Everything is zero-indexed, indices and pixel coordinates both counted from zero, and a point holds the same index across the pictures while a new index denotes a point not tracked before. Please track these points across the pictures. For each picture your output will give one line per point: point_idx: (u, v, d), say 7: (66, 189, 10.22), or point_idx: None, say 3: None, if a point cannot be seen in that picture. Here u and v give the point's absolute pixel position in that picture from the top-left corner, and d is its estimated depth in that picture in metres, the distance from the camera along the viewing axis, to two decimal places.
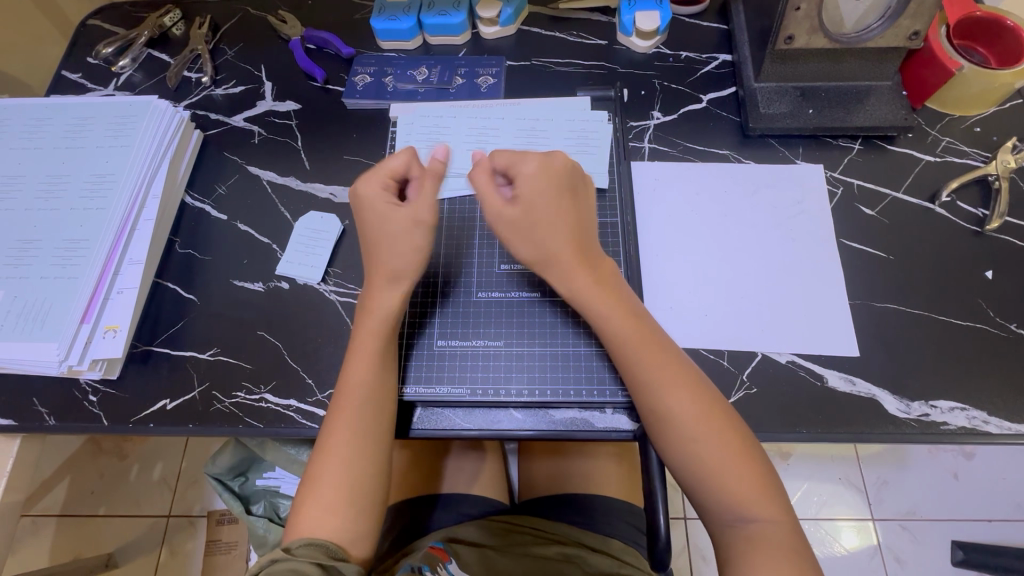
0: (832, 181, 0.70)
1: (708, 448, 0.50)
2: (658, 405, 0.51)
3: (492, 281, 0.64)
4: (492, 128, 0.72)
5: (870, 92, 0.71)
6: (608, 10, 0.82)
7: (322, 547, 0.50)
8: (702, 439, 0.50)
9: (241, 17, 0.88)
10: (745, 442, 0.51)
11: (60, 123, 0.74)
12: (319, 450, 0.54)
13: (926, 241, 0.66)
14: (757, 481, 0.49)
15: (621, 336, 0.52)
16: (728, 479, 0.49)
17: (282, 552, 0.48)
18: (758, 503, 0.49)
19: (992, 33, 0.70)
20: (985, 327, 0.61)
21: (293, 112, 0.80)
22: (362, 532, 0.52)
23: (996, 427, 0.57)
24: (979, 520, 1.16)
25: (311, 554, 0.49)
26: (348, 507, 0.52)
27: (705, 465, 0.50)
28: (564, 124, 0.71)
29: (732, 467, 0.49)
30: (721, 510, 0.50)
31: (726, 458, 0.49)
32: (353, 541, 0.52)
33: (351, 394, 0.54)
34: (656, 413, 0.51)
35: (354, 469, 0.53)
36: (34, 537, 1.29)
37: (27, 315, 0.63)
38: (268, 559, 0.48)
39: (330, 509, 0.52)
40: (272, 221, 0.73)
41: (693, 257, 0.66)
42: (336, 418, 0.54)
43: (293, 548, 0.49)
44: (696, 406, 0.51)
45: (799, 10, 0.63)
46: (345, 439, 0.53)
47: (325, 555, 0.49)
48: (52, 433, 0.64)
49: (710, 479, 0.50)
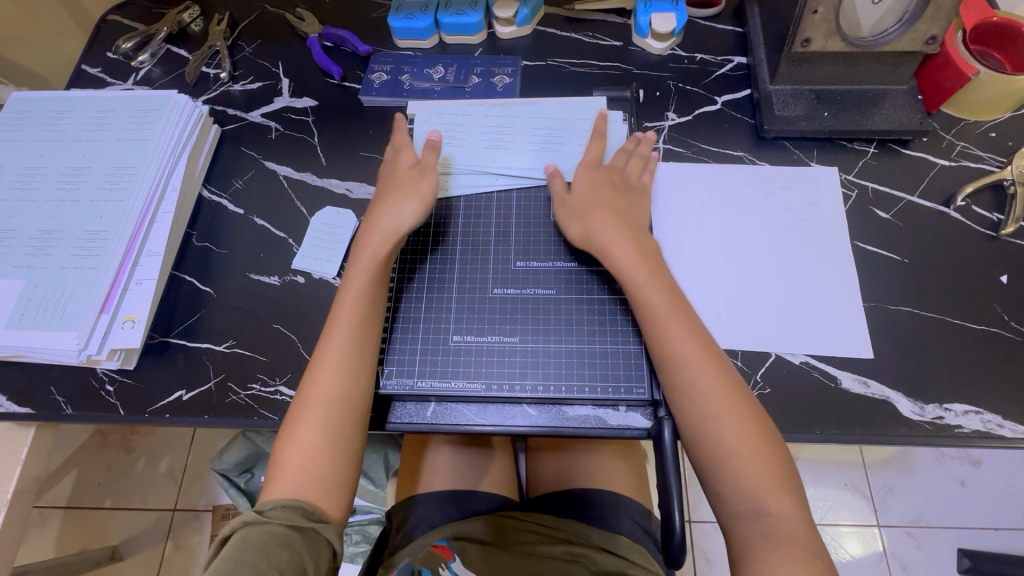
0: (847, 183, 0.70)
1: (729, 411, 0.52)
2: (685, 361, 0.53)
3: (508, 277, 0.64)
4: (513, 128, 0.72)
5: (886, 96, 0.71)
6: (623, 11, 0.83)
7: (297, 509, 0.51)
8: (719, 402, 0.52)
9: (259, 14, 0.89)
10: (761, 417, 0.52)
11: (82, 116, 0.75)
12: (299, 414, 0.54)
13: (940, 245, 0.66)
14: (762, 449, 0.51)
15: (652, 293, 0.56)
16: (750, 456, 0.50)
17: (254, 515, 0.50)
18: (775, 494, 0.49)
19: (1008, 39, 0.70)
20: (999, 331, 0.61)
21: (310, 109, 0.81)
22: (334, 495, 0.53)
23: (1010, 431, 0.57)
24: (987, 528, 1.15)
25: (283, 515, 0.50)
26: (321, 465, 0.53)
27: (723, 426, 0.51)
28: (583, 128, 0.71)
29: (745, 432, 0.51)
30: (737, 499, 0.50)
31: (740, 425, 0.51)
32: (326, 499, 0.52)
33: (330, 354, 0.56)
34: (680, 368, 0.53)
35: (332, 428, 0.54)
36: (41, 527, 1.30)
37: (47, 304, 0.64)
38: (242, 521, 0.49)
39: (299, 471, 0.52)
40: (288, 216, 0.73)
41: (708, 258, 0.66)
42: (310, 383, 0.55)
43: (266, 511, 0.50)
44: (716, 366, 0.53)
45: (816, 13, 0.64)
46: (322, 403, 0.54)
47: (301, 517, 0.50)
48: (68, 422, 0.64)
49: (727, 448, 0.51)
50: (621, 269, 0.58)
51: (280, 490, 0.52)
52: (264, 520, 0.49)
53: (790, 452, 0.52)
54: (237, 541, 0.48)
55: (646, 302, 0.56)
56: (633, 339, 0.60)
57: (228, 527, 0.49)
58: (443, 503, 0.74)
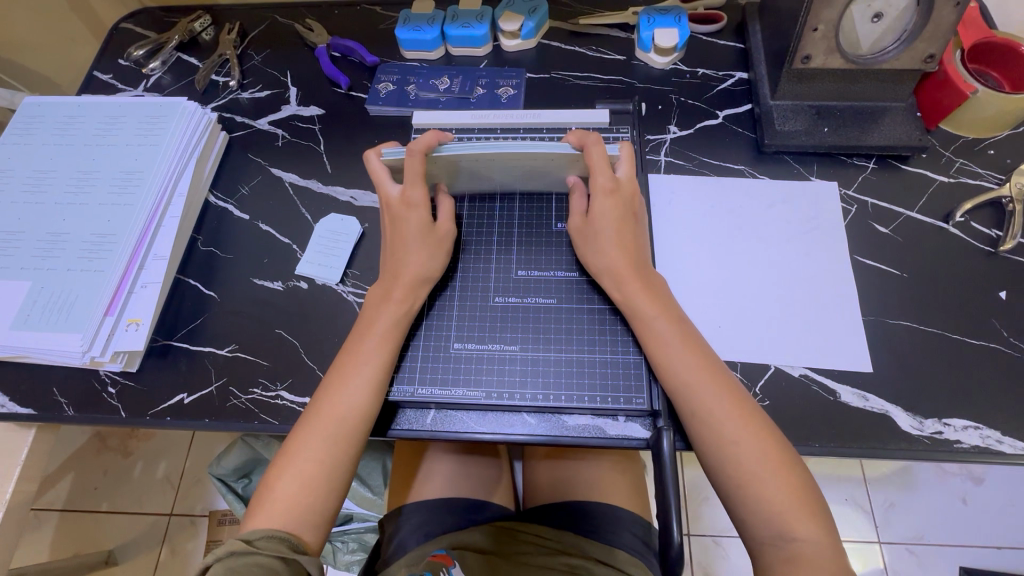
0: (846, 199, 0.71)
1: (750, 461, 0.51)
2: (701, 408, 0.53)
3: (509, 286, 0.65)
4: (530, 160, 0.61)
5: (885, 112, 0.72)
6: (627, 26, 0.84)
7: (285, 541, 0.51)
8: (734, 449, 0.51)
9: (269, 24, 0.91)
10: (787, 457, 0.51)
11: (92, 121, 0.76)
12: (298, 438, 0.54)
13: (939, 260, 0.66)
14: (788, 491, 0.50)
15: (673, 340, 0.55)
16: (772, 490, 0.50)
17: (242, 545, 0.49)
18: (801, 519, 0.49)
19: (1007, 58, 0.71)
20: (997, 346, 0.61)
21: (317, 117, 0.82)
22: (321, 521, 0.53)
23: (1010, 447, 0.57)
24: (988, 546, 1.14)
25: (272, 547, 0.50)
26: (316, 495, 0.53)
27: (743, 475, 0.51)
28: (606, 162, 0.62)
29: (761, 480, 0.50)
30: (761, 526, 0.50)
31: (764, 472, 0.50)
32: (311, 529, 0.52)
33: (345, 380, 0.56)
34: (694, 415, 0.53)
35: (333, 458, 0.54)
36: (38, 530, 1.29)
37: (52, 307, 0.65)
38: (227, 551, 0.48)
39: (293, 502, 0.52)
40: (293, 222, 0.74)
41: (710, 270, 0.67)
42: (319, 411, 0.55)
43: (254, 540, 0.50)
44: (741, 415, 0.52)
45: (816, 30, 0.65)
46: (327, 431, 0.54)
47: (287, 548, 0.51)
48: (70, 423, 0.65)
49: (749, 490, 0.50)
50: (632, 304, 0.57)
51: (267, 515, 0.52)
52: (253, 550, 0.48)
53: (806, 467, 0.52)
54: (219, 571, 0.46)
55: (656, 333, 0.56)
56: (633, 349, 0.61)
57: (211, 556, 0.48)
58: (442, 510, 0.74)
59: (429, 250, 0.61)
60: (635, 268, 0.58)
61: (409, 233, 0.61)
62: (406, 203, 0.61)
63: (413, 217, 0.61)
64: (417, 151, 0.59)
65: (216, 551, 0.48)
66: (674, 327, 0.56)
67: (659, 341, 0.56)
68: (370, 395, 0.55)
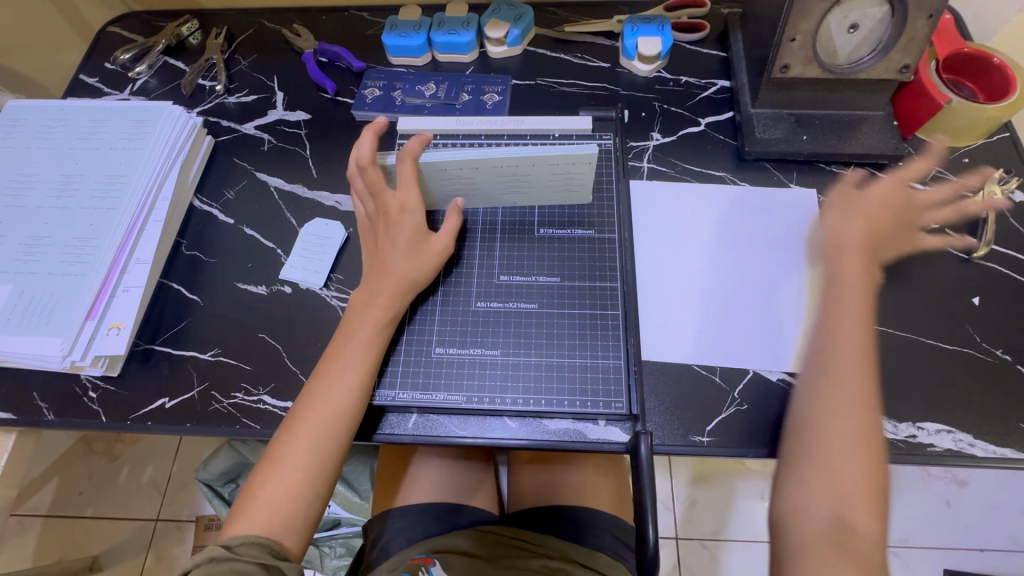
0: (825, 206, 0.72)
1: (840, 438, 0.50)
2: (837, 383, 0.52)
3: (491, 291, 0.65)
4: (515, 170, 0.63)
5: (863, 121, 0.73)
6: (612, 34, 0.85)
7: (266, 547, 0.50)
8: (838, 428, 0.50)
9: (256, 29, 0.91)
10: (875, 445, 0.50)
11: (77, 125, 0.76)
12: (280, 442, 0.54)
13: (914, 267, 0.67)
14: (867, 470, 0.49)
15: (859, 315, 0.54)
16: (846, 471, 0.49)
17: (221, 551, 0.48)
18: (861, 508, 0.47)
19: (980, 69, 0.72)
20: (971, 351, 0.63)
21: (304, 122, 0.82)
22: (301, 526, 0.53)
23: (982, 450, 0.58)
24: (971, 548, 1.16)
25: (253, 553, 0.49)
26: (298, 500, 0.53)
27: (825, 451, 0.50)
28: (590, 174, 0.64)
29: (840, 461, 0.49)
30: (822, 509, 0.48)
31: (844, 453, 0.49)
32: (292, 535, 0.52)
33: (328, 384, 0.56)
34: (823, 389, 0.52)
35: (315, 462, 0.54)
36: (20, 536, 1.28)
37: (33, 311, 0.64)
38: (207, 557, 0.48)
39: (273, 506, 0.52)
40: (278, 227, 0.74)
41: (691, 275, 0.68)
42: (304, 412, 0.55)
43: (234, 547, 0.49)
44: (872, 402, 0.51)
45: (794, 40, 0.66)
46: (309, 435, 0.54)
47: (268, 555, 0.50)
48: (49, 428, 0.64)
49: (824, 467, 0.49)
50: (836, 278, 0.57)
51: (249, 521, 0.51)
52: (232, 556, 0.48)
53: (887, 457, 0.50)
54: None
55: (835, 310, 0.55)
56: (612, 354, 0.61)
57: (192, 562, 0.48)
58: (425, 515, 0.74)
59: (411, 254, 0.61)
60: (868, 249, 0.58)
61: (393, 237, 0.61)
62: (395, 207, 0.61)
63: (403, 222, 0.61)
64: (406, 156, 0.61)
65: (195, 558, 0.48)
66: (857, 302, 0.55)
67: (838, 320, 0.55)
68: (353, 400, 0.56)
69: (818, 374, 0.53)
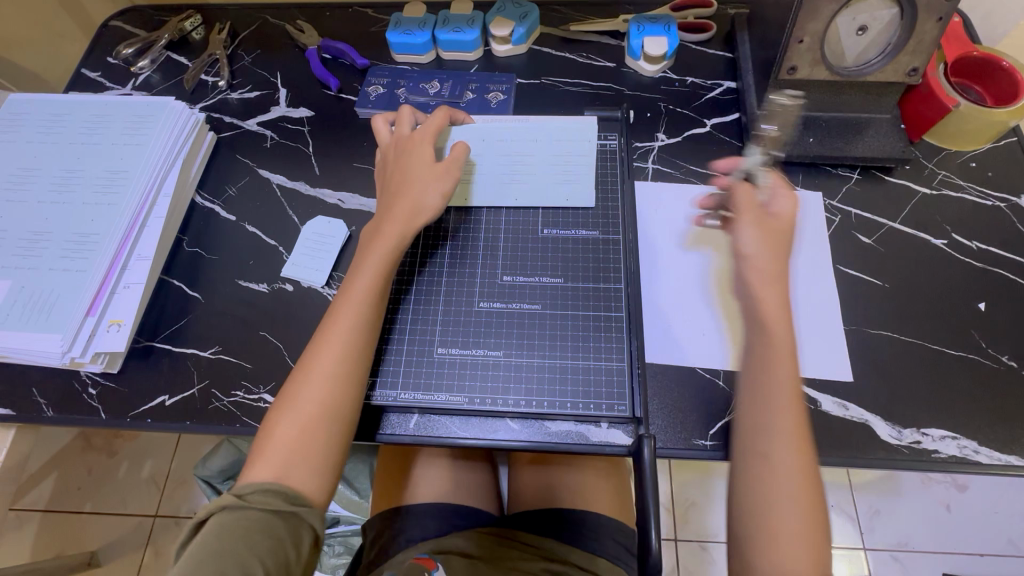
0: (831, 209, 0.71)
1: (787, 511, 0.47)
2: (767, 452, 0.49)
3: (494, 291, 0.65)
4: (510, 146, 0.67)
5: (870, 124, 0.73)
6: (618, 33, 0.85)
7: (279, 493, 0.49)
8: (784, 505, 0.47)
9: (260, 25, 0.91)
10: (820, 518, 0.47)
11: (78, 119, 0.76)
12: (297, 388, 0.53)
13: (920, 272, 0.67)
14: (812, 548, 0.46)
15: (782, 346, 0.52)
16: (796, 555, 0.45)
17: (233, 499, 0.48)
18: (809, 543, 0.46)
19: (989, 72, 0.72)
20: (976, 357, 0.62)
21: (307, 119, 0.82)
22: (318, 473, 0.51)
23: (986, 457, 0.58)
24: (971, 553, 1.15)
25: (265, 501, 0.48)
26: (318, 446, 0.51)
27: (772, 495, 0.47)
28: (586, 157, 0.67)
29: (789, 490, 0.47)
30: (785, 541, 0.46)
31: (792, 528, 0.46)
32: (309, 483, 0.50)
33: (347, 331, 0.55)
34: (762, 458, 0.49)
35: (332, 410, 0.52)
36: (19, 530, 1.28)
37: (33, 306, 0.64)
38: (219, 505, 0.48)
39: (285, 455, 0.50)
40: (280, 225, 0.74)
41: (693, 276, 0.67)
42: (311, 360, 0.54)
43: (247, 495, 0.48)
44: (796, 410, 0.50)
45: (802, 42, 0.65)
46: (324, 378, 0.53)
47: (283, 502, 0.48)
48: (49, 424, 0.64)
49: (767, 504, 0.47)
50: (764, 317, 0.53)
51: (261, 470, 0.50)
52: (244, 505, 0.47)
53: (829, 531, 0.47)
54: (212, 526, 0.46)
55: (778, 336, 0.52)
56: (615, 356, 0.61)
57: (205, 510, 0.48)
58: (425, 515, 0.74)
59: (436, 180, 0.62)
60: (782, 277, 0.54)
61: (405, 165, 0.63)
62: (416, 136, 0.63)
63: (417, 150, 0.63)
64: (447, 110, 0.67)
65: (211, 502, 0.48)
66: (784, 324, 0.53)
67: (768, 375, 0.51)
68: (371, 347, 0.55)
69: (757, 393, 0.51)
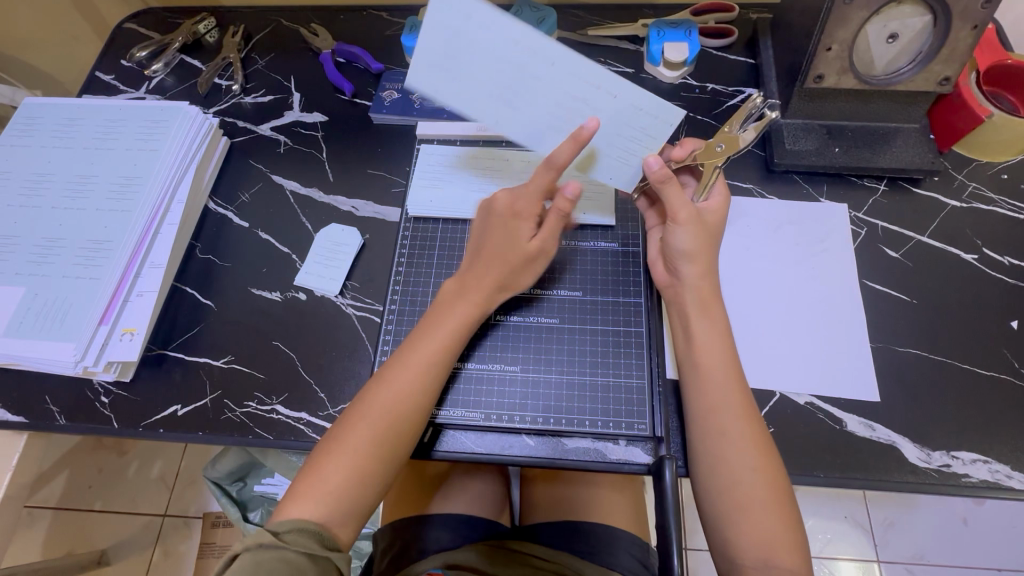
0: (856, 221, 0.69)
1: (759, 524, 0.49)
2: (722, 429, 0.52)
3: (512, 304, 0.64)
4: (471, 34, 0.50)
5: (897, 133, 0.71)
6: (636, 38, 0.83)
7: (314, 534, 0.48)
8: (746, 477, 0.50)
9: (273, 28, 0.90)
10: (784, 492, 0.50)
11: (93, 124, 0.75)
12: (344, 424, 0.52)
13: (949, 288, 0.65)
14: (777, 510, 0.49)
15: (718, 358, 0.54)
16: (762, 518, 0.49)
17: (271, 538, 0.46)
18: (781, 550, 0.48)
19: (1023, 81, 0.69)
20: (1009, 377, 0.60)
21: (320, 124, 0.81)
22: (353, 514, 0.51)
23: (1019, 482, 0.56)
24: (988, 568, 1.13)
25: (301, 541, 0.47)
26: (358, 487, 0.51)
27: (741, 517, 0.49)
28: (646, 102, 0.53)
29: (752, 507, 0.49)
30: (743, 550, 0.49)
31: (757, 492, 0.49)
32: (343, 525, 0.50)
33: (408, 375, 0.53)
34: (711, 437, 0.52)
35: (377, 451, 0.51)
36: (30, 528, 1.28)
37: (47, 313, 0.64)
38: (255, 543, 0.45)
39: (322, 494, 0.50)
40: (293, 232, 0.73)
41: (715, 289, 0.66)
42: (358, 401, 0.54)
43: (282, 534, 0.47)
44: (753, 437, 0.51)
45: (830, 50, 0.63)
46: (377, 422, 0.52)
47: (319, 544, 0.48)
48: (61, 433, 0.64)
49: (739, 521, 0.49)
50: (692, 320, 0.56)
51: (299, 510, 0.49)
52: (282, 545, 0.46)
53: (794, 495, 0.51)
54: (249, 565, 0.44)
55: (704, 350, 0.54)
56: (635, 374, 0.59)
57: (240, 545, 0.45)
58: (437, 527, 0.73)
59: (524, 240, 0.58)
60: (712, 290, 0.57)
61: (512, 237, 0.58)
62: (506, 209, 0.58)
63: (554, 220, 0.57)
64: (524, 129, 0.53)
65: (247, 538, 0.46)
66: (716, 338, 0.55)
67: (706, 369, 0.54)
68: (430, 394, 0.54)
69: (706, 412, 0.53)
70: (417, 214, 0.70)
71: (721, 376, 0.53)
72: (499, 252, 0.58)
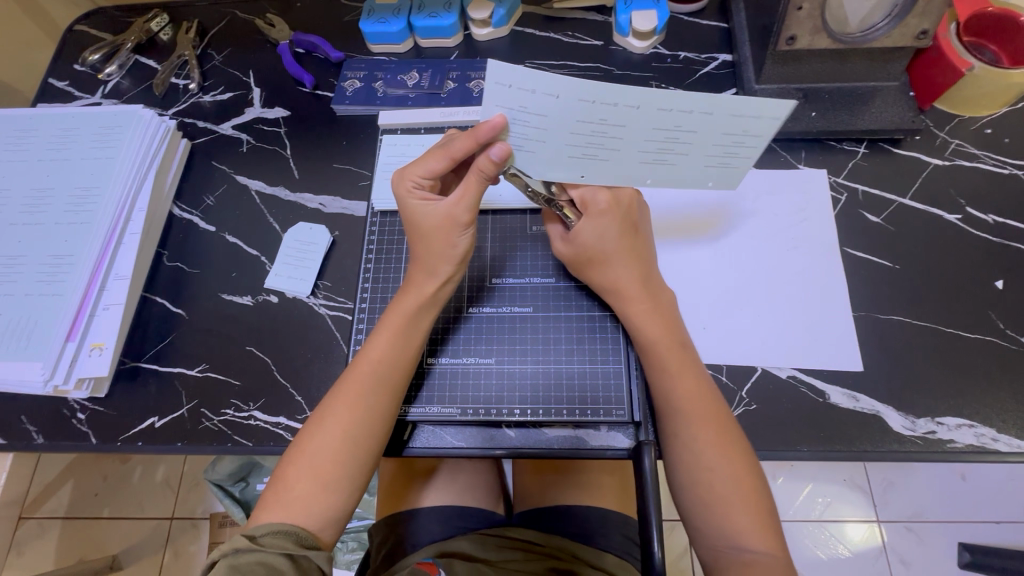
0: (835, 187, 0.67)
1: (738, 511, 0.49)
2: (689, 422, 0.51)
3: (482, 295, 0.62)
4: (540, 116, 0.44)
5: (876, 93, 0.68)
6: (604, 9, 0.80)
7: (291, 536, 0.48)
8: (713, 471, 0.50)
9: (229, 20, 0.86)
10: (757, 478, 0.50)
11: (46, 134, 0.73)
12: (311, 433, 0.52)
13: (932, 251, 0.63)
14: (746, 497, 0.49)
15: (674, 349, 0.53)
16: (736, 504, 0.49)
17: (247, 542, 0.46)
18: (757, 530, 0.48)
19: (1005, 30, 0.66)
20: (994, 339, 0.59)
21: (282, 120, 0.78)
22: (333, 518, 0.51)
23: (1005, 444, 0.55)
24: (987, 521, 1.14)
25: (278, 543, 0.47)
26: (329, 493, 0.50)
27: (717, 506, 0.49)
28: (739, 103, 0.46)
29: (729, 493, 0.49)
30: (715, 532, 0.49)
31: (725, 479, 0.49)
32: (322, 526, 0.50)
33: (357, 386, 0.52)
34: (682, 431, 0.51)
35: (343, 458, 0.51)
36: (41, 539, 1.30)
37: (13, 334, 0.63)
38: (232, 547, 0.45)
39: (298, 503, 0.49)
40: (260, 234, 0.71)
41: (693, 264, 0.64)
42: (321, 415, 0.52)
43: (259, 537, 0.47)
44: (721, 432, 0.51)
45: (801, 9, 0.60)
46: (337, 437, 0.51)
47: (296, 544, 0.48)
48: (41, 452, 0.63)
49: (722, 509, 0.49)
50: (640, 312, 0.55)
51: (275, 517, 0.49)
52: (259, 548, 0.45)
53: (764, 476, 0.51)
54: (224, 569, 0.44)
55: (663, 344, 0.53)
56: (611, 358, 0.59)
57: (216, 552, 0.45)
58: (428, 519, 0.73)
59: (437, 241, 0.53)
60: (646, 288, 0.55)
61: (424, 211, 0.53)
62: (405, 186, 0.53)
63: (475, 182, 0.50)
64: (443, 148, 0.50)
65: (221, 547, 0.45)
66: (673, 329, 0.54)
67: (666, 364, 0.53)
68: (385, 400, 0.53)
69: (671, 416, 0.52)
70: (381, 206, 0.69)
71: (686, 369, 0.53)
72: (428, 259, 0.54)
